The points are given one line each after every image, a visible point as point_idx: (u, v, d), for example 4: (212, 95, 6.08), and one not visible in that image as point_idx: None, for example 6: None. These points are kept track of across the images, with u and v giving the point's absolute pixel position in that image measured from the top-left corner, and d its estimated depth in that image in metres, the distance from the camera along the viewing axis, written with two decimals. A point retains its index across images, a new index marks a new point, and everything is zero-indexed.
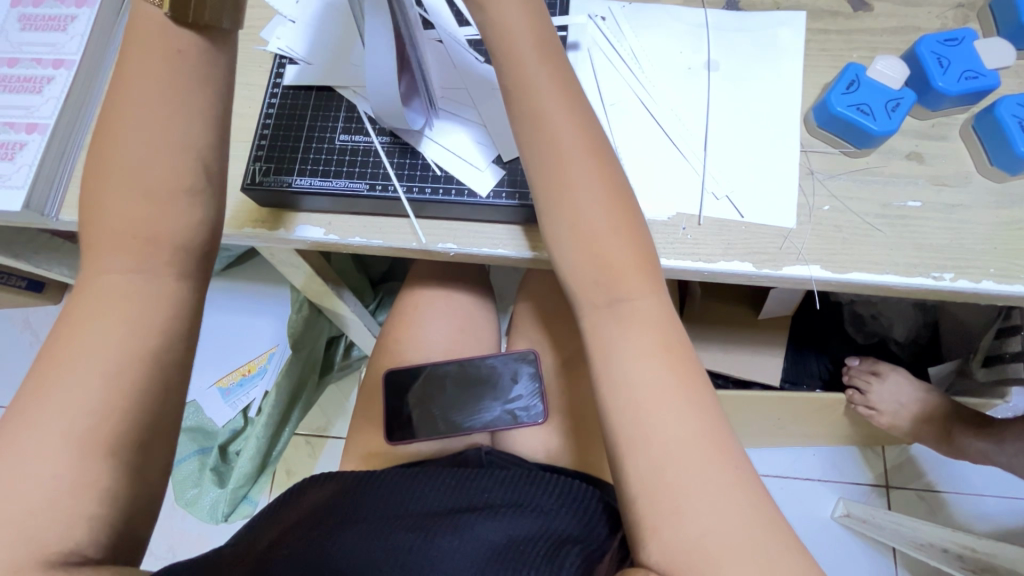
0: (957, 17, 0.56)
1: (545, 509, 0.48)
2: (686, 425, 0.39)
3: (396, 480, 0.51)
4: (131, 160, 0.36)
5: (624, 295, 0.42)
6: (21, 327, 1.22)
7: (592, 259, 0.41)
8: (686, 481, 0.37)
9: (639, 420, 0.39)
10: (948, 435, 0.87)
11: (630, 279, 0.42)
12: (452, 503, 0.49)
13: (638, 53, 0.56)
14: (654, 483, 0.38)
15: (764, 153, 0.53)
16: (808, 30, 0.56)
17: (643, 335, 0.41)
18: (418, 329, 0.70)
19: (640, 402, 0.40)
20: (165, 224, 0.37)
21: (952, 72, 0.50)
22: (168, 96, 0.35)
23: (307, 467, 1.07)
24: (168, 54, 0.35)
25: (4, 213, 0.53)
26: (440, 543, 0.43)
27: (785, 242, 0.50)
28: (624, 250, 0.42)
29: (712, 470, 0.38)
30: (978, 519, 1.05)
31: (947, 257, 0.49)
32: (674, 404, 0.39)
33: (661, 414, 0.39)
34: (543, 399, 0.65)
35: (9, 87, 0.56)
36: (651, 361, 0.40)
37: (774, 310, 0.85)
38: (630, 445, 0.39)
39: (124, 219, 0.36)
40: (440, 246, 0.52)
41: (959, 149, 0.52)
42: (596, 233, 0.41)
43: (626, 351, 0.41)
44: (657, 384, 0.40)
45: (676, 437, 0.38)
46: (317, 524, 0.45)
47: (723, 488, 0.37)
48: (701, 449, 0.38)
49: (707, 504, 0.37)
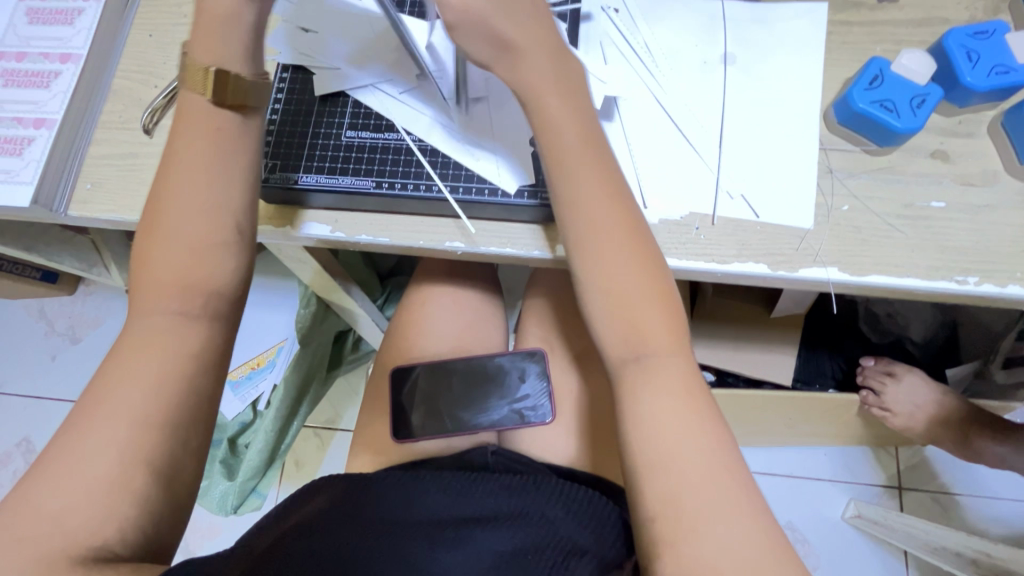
0: (987, 8, 0.54)
1: (551, 515, 0.48)
2: (704, 454, 0.39)
3: (402, 484, 0.50)
4: (182, 212, 0.41)
5: (649, 350, 0.42)
6: (36, 318, 1.24)
7: (620, 305, 0.42)
8: (703, 505, 0.38)
9: (660, 448, 0.40)
10: (965, 438, 0.85)
11: (655, 326, 0.42)
12: (457, 511, 0.48)
13: (652, 46, 0.54)
14: (671, 507, 0.38)
15: (784, 153, 0.51)
16: (829, 22, 0.54)
17: (668, 379, 0.41)
18: (425, 326, 0.70)
19: (660, 437, 0.40)
20: (204, 266, 0.41)
21: (981, 66, 0.48)
22: (223, 158, 0.42)
23: (316, 460, 1.08)
24: (220, 127, 0.42)
25: (14, 210, 0.53)
26: (444, 556, 0.42)
27: (802, 244, 0.49)
28: (646, 296, 0.42)
29: (727, 496, 0.38)
30: (992, 522, 1.03)
31: (972, 259, 0.47)
32: (693, 436, 0.40)
33: (682, 444, 0.40)
34: (550, 399, 0.65)
35: (17, 81, 0.56)
36: (673, 397, 0.41)
37: (787, 309, 0.84)
38: (651, 471, 0.40)
39: (169, 262, 0.41)
40: (447, 245, 0.51)
41: (986, 147, 0.50)
42: (622, 279, 0.42)
43: (650, 395, 0.41)
44: (678, 417, 0.40)
45: (696, 467, 0.39)
46: (316, 533, 0.44)
47: (736, 510, 0.38)
48: (719, 479, 0.39)
49: (724, 526, 0.37)
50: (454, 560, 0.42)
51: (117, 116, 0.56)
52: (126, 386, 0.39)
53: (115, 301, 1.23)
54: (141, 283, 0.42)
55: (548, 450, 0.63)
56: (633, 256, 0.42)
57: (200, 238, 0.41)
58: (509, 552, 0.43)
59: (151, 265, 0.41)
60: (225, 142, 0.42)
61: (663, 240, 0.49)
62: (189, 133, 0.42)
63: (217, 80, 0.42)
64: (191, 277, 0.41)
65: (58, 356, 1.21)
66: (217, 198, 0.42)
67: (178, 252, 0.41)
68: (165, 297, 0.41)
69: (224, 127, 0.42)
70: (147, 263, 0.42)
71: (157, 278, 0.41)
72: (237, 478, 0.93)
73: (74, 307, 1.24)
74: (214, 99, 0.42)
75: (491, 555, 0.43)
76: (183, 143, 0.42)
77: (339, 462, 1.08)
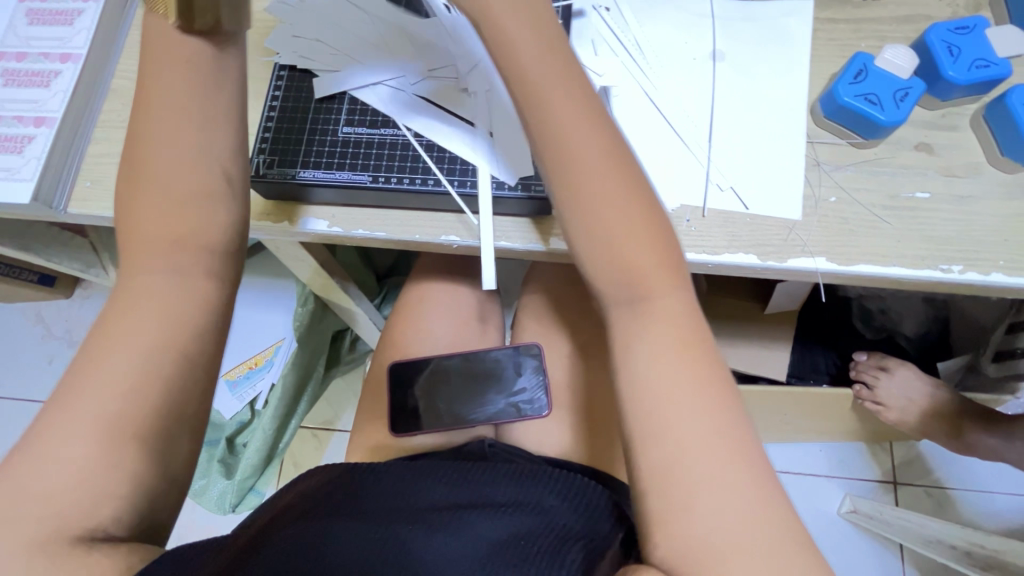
0: (968, 5, 0.55)
1: (547, 505, 0.48)
2: (702, 422, 0.39)
3: (400, 474, 0.50)
4: (162, 160, 0.39)
5: (647, 298, 0.42)
6: (33, 322, 1.24)
7: (612, 254, 0.41)
8: (698, 480, 0.38)
9: (656, 414, 0.40)
10: (958, 431, 0.86)
11: (653, 278, 0.41)
12: (452, 498, 0.48)
13: (643, 43, 0.56)
14: (664, 480, 0.39)
15: (772, 145, 0.52)
16: (816, 19, 0.55)
17: (664, 333, 0.41)
18: (422, 322, 0.70)
19: (658, 398, 0.40)
20: (191, 216, 0.40)
21: (963, 61, 0.49)
22: (195, 100, 0.39)
23: (314, 460, 1.08)
24: (192, 61, 0.39)
25: (14, 207, 0.53)
26: (438, 542, 0.42)
27: (791, 235, 0.50)
28: (640, 241, 0.41)
29: (724, 467, 0.38)
30: (987, 516, 1.04)
31: (957, 249, 0.48)
32: (691, 402, 0.40)
33: (679, 410, 0.40)
34: (546, 392, 0.65)
35: (17, 81, 0.57)
36: (670, 356, 0.41)
37: (780, 305, 0.85)
38: (649, 443, 0.40)
39: (162, 215, 0.39)
40: (443, 239, 0.52)
41: (970, 139, 0.51)
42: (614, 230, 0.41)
43: (648, 354, 0.41)
44: (675, 378, 0.40)
45: (692, 436, 0.39)
46: (311, 517, 0.44)
47: (732, 482, 0.38)
48: (716, 448, 0.39)
49: (718, 501, 0.38)
50: (448, 546, 0.42)
51: (117, 115, 0.57)
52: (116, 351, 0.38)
53: None
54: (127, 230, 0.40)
55: (545, 443, 0.63)
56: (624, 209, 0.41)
57: (189, 187, 0.39)
58: (503, 539, 0.43)
59: (139, 218, 0.39)
60: (198, 82, 0.39)
61: None
62: (159, 69, 0.38)
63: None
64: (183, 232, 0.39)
65: (55, 359, 1.21)
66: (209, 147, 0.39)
67: (165, 205, 0.39)
68: (159, 254, 0.39)
69: (195, 59, 0.39)
70: (135, 214, 0.40)
71: (150, 230, 0.39)
72: (236, 476, 0.93)
73: (71, 310, 1.24)
74: (181, 26, 0.37)
75: (485, 542, 0.43)
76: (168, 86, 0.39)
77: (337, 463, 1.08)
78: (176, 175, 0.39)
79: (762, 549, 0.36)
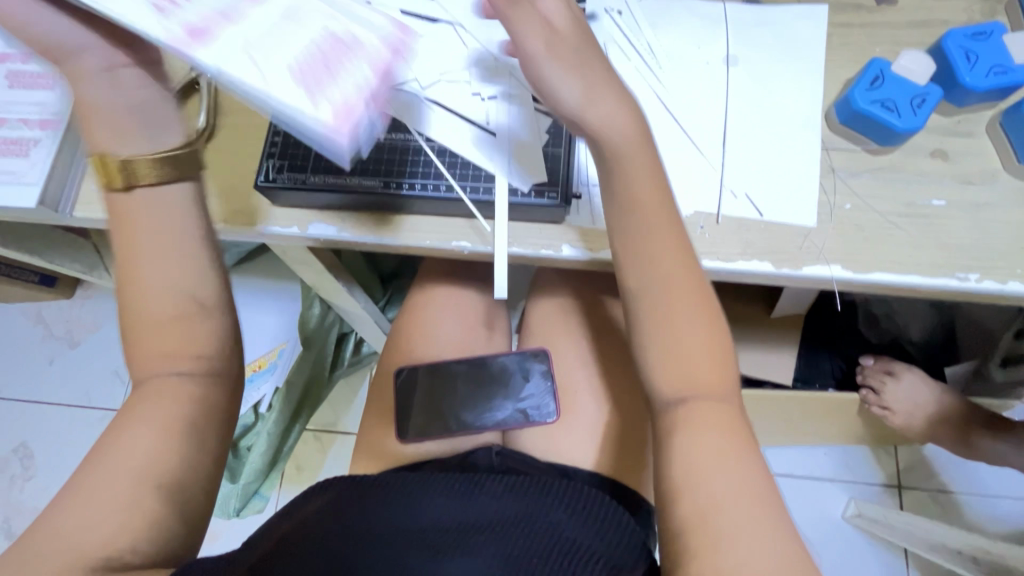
0: (984, 10, 0.54)
1: (555, 520, 0.47)
2: (740, 490, 0.39)
3: (407, 488, 0.50)
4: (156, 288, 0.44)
5: (693, 387, 0.43)
6: (34, 322, 1.23)
7: (673, 344, 0.44)
8: (733, 524, 0.38)
9: (697, 472, 0.40)
10: (964, 436, 0.86)
11: (703, 371, 0.43)
12: (460, 515, 0.47)
13: (655, 48, 0.55)
14: (703, 522, 0.38)
15: (785, 151, 0.52)
16: (830, 24, 0.55)
17: (708, 421, 0.42)
18: (430, 327, 0.70)
19: (696, 464, 0.40)
20: (188, 330, 0.44)
21: (980, 67, 0.49)
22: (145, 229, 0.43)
23: (317, 462, 1.08)
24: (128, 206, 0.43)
25: (19, 211, 0.53)
26: (449, 563, 0.42)
27: (805, 242, 0.49)
28: (702, 329, 0.44)
29: (759, 525, 0.38)
30: (992, 520, 1.04)
31: (974, 257, 0.48)
32: (729, 472, 0.40)
33: (718, 475, 0.40)
34: (555, 398, 0.65)
35: (22, 83, 0.56)
36: (711, 436, 0.41)
37: (786, 309, 0.85)
38: (683, 494, 0.40)
39: (164, 336, 0.44)
40: (454, 244, 0.52)
41: (986, 146, 0.51)
42: (676, 315, 0.44)
43: (691, 431, 0.42)
44: (714, 450, 0.41)
45: (731, 497, 0.39)
46: (317, 536, 0.44)
47: (768, 537, 0.37)
48: (751, 509, 0.38)
49: (751, 551, 0.37)
50: (456, 566, 0.41)
51: None
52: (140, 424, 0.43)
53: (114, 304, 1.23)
54: (139, 355, 0.44)
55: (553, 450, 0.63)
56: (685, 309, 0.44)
57: (176, 308, 0.44)
58: (511, 559, 0.42)
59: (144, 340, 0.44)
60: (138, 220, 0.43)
61: None
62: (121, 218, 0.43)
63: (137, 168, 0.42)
64: (181, 336, 0.44)
65: (56, 359, 1.20)
66: (180, 269, 0.44)
67: (161, 331, 0.44)
68: (165, 362, 0.44)
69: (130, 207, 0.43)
70: (140, 339, 0.44)
71: (156, 348, 0.44)
72: (240, 480, 0.93)
73: (73, 310, 1.23)
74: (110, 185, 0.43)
75: (493, 562, 0.42)
76: (134, 239, 0.43)
77: (341, 465, 1.07)
78: (163, 304, 0.44)
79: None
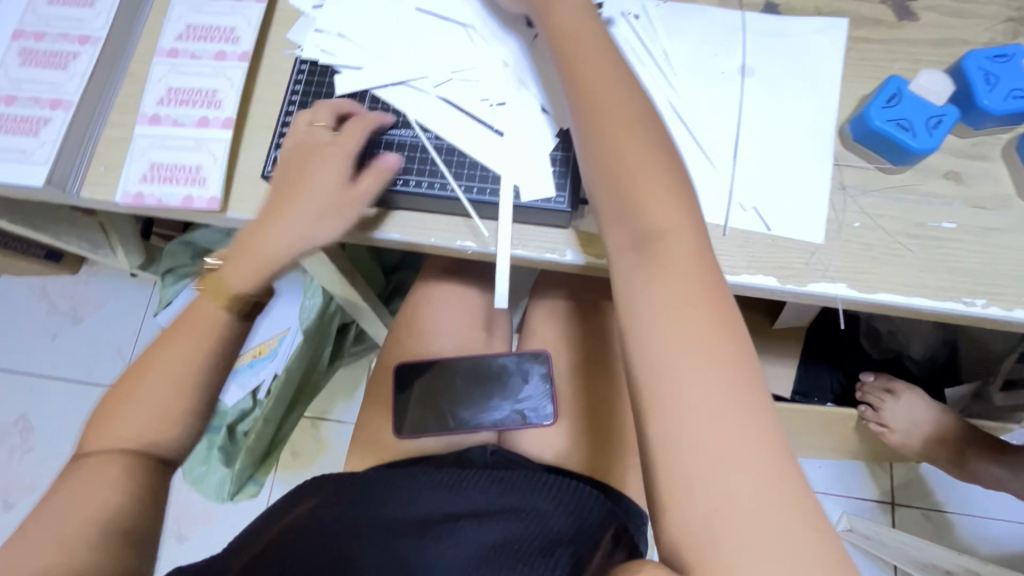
0: (1007, 31, 0.54)
1: (539, 507, 0.48)
2: (709, 383, 0.36)
3: (392, 481, 0.50)
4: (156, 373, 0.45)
5: (659, 242, 0.40)
6: (39, 296, 1.23)
7: (619, 201, 0.42)
8: (704, 452, 0.35)
9: (660, 374, 0.37)
10: (961, 458, 0.86)
11: (661, 220, 0.41)
12: (447, 508, 0.48)
13: (671, 55, 0.54)
14: (667, 450, 0.36)
15: (796, 166, 0.51)
16: (849, 38, 0.54)
17: (672, 285, 0.39)
18: (431, 323, 0.70)
19: (659, 359, 0.37)
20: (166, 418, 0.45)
21: (999, 90, 0.48)
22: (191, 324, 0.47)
23: (312, 450, 1.08)
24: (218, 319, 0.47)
25: (25, 189, 0.53)
26: (432, 552, 0.44)
27: (812, 258, 0.49)
28: (651, 173, 0.42)
29: (732, 437, 0.35)
30: (983, 542, 1.04)
31: (981, 282, 0.48)
32: (698, 363, 0.37)
33: (687, 374, 0.36)
34: (553, 401, 0.65)
35: (35, 61, 0.56)
36: (676, 313, 0.38)
37: (789, 321, 0.85)
38: (649, 409, 0.37)
39: (126, 420, 0.44)
40: (458, 244, 0.51)
41: (1000, 169, 0.50)
42: (626, 162, 0.42)
43: (653, 314, 0.39)
44: (682, 334, 0.37)
45: (697, 395, 0.36)
46: (298, 538, 0.44)
47: (743, 457, 0.35)
48: (721, 413, 0.35)
49: (725, 478, 0.34)
50: (442, 556, 0.43)
51: (133, 100, 0.56)
52: (135, 458, 0.44)
53: (119, 282, 1.23)
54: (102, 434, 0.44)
55: (547, 452, 0.63)
56: (644, 165, 0.42)
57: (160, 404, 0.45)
58: (497, 542, 0.44)
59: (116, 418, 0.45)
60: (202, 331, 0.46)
61: None
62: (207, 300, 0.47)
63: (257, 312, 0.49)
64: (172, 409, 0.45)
65: (59, 334, 1.21)
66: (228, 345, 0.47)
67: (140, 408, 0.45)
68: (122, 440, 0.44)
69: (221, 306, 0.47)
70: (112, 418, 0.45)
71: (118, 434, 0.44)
72: (236, 465, 0.95)
73: (78, 287, 1.23)
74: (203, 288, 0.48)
75: (480, 547, 0.44)
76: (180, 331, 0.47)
77: (336, 454, 1.08)
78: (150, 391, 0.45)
79: (777, 539, 0.33)
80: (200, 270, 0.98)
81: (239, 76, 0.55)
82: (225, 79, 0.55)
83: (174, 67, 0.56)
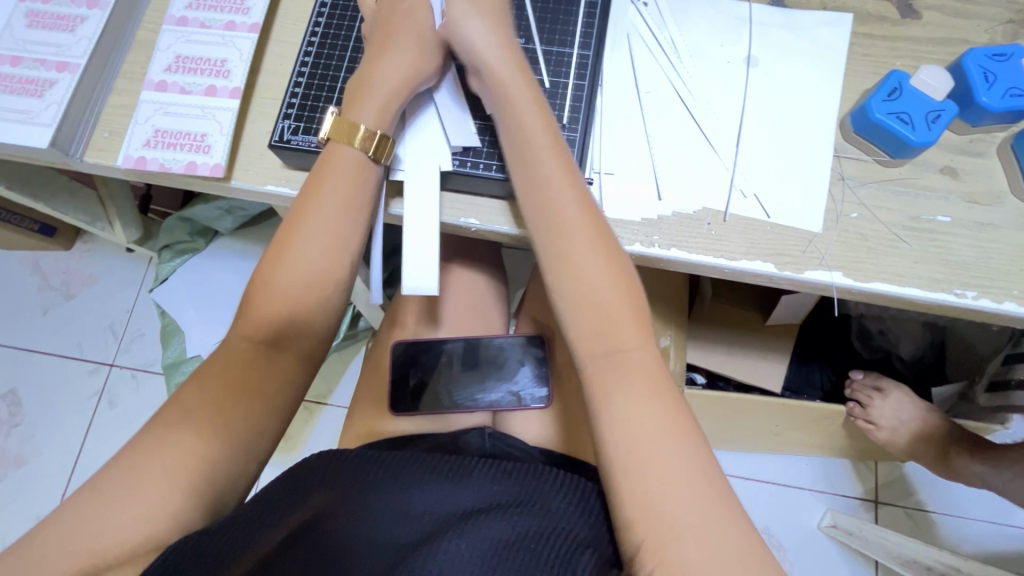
0: (1006, 33, 0.55)
1: (551, 505, 0.46)
2: (675, 457, 0.38)
3: (400, 467, 0.48)
4: (307, 244, 0.46)
5: (620, 346, 0.41)
6: (30, 270, 1.22)
7: (578, 299, 0.42)
8: (682, 514, 0.36)
9: (633, 452, 0.38)
10: (945, 455, 0.87)
11: (625, 330, 0.41)
12: (457, 502, 0.46)
13: (679, 43, 0.55)
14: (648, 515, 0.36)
15: (797, 156, 0.52)
16: (853, 34, 0.55)
17: (637, 382, 0.40)
18: (430, 303, 0.70)
19: (632, 441, 0.38)
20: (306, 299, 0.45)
21: (997, 88, 0.49)
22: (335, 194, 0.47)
23: (304, 432, 1.08)
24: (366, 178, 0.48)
25: (28, 150, 0.53)
26: (444, 547, 0.41)
27: (809, 247, 0.50)
28: (600, 265, 0.43)
29: (703, 501, 0.36)
30: (964, 541, 1.06)
31: (972, 275, 0.49)
32: (665, 442, 0.38)
33: (659, 451, 0.38)
34: (547, 383, 0.66)
35: (42, 23, 0.56)
36: (639, 402, 0.39)
37: (782, 317, 0.86)
38: (624, 475, 0.38)
39: (284, 290, 0.45)
40: (462, 221, 0.52)
41: (994, 166, 0.52)
42: (571, 245, 0.43)
43: (621, 403, 0.40)
44: (646, 420, 0.39)
45: (665, 472, 0.37)
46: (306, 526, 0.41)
47: (716, 519, 0.36)
48: (689, 483, 0.37)
49: (701, 539, 0.35)
50: (454, 548, 0.40)
51: (141, 66, 0.56)
52: (256, 357, 0.44)
53: (113, 259, 1.22)
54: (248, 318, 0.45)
55: (541, 433, 0.64)
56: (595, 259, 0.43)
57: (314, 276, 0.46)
58: (510, 539, 0.42)
59: (267, 293, 0.45)
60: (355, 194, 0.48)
61: (674, 231, 0.50)
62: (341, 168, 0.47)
63: (383, 144, 0.48)
64: (319, 285, 0.46)
65: (51, 309, 1.20)
66: (343, 236, 0.47)
67: (287, 289, 0.45)
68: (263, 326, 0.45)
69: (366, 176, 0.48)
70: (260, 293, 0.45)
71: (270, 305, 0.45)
72: None
73: (71, 262, 1.22)
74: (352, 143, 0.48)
75: (493, 541, 0.41)
76: (316, 186, 0.47)
77: (328, 436, 1.08)
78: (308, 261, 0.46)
79: None
80: (197, 247, 0.97)
81: (249, 47, 0.55)
82: (234, 48, 0.55)
83: (183, 35, 0.56)
